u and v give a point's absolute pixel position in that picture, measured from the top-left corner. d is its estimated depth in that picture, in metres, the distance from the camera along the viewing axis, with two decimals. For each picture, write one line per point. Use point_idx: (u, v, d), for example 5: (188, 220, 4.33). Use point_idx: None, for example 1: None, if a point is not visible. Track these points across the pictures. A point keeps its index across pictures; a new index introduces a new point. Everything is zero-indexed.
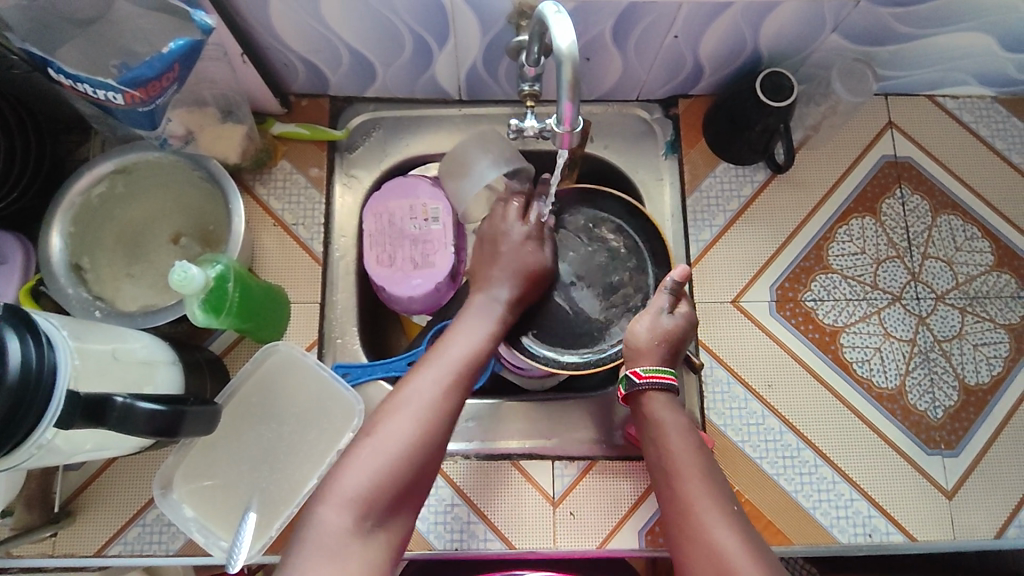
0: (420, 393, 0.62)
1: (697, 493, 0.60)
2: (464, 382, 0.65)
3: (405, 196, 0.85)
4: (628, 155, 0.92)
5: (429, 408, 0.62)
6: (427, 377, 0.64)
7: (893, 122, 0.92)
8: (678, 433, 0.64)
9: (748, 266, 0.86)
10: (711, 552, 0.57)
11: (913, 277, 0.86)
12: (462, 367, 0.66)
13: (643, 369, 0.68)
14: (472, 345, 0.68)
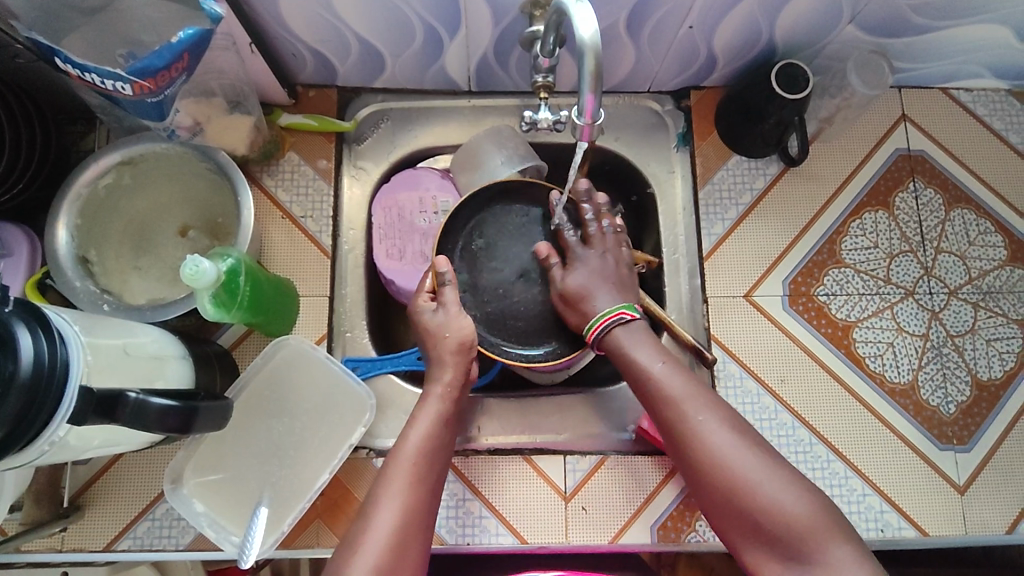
0: (388, 503, 0.61)
1: (685, 400, 0.62)
2: (428, 483, 0.64)
3: (415, 189, 0.84)
4: (639, 148, 0.92)
5: (401, 516, 0.60)
6: (392, 483, 0.63)
7: (907, 115, 0.91)
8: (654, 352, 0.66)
9: (761, 260, 0.86)
10: (719, 458, 0.59)
11: (926, 272, 0.86)
12: (423, 470, 0.64)
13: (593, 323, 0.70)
14: (428, 443, 0.66)
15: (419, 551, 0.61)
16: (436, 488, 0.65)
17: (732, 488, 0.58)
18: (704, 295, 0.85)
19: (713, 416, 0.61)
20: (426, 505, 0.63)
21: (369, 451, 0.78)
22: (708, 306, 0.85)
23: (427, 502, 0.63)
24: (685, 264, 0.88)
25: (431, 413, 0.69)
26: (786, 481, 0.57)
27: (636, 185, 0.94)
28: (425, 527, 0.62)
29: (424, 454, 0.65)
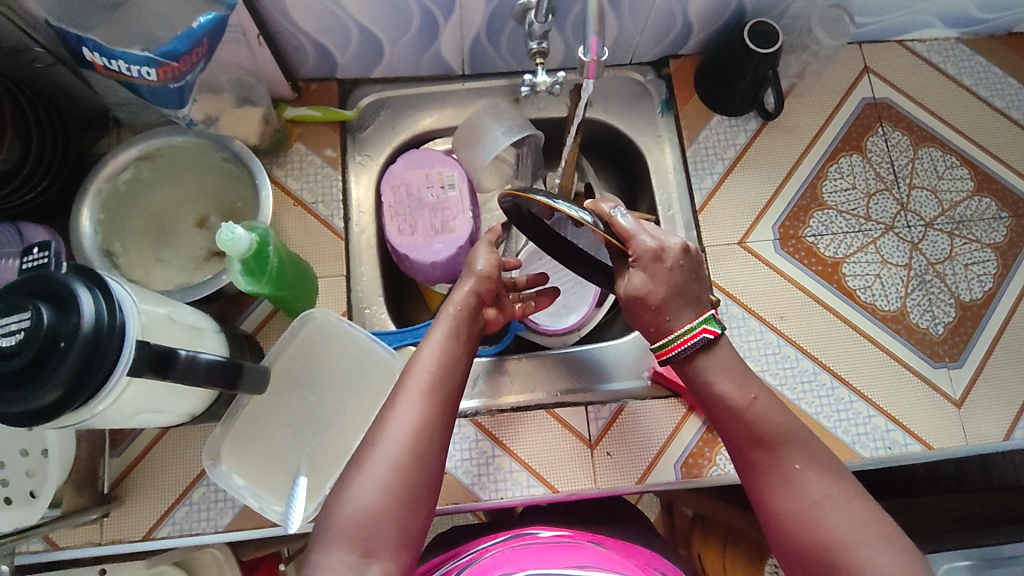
0: (395, 435, 0.58)
1: (758, 449, 0.61)
2: (439, 414, 0.60)
3: (420, 167, 0.88)
4: (626, 117, 0.98)
5: (408, 444, 0.57)
6: (398, 416, 0.59)
7: (869, 67, 0.99)
8: (740, 402, 0.63)
9: (750, 209, 0.92)
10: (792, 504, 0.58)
11: (902, 208, 0.92)
12: (436, 396, 0.60)
13: (672, 337, 0.65)
14: (439, 372, 0.62)
15: (435, 467, 0.58)
16: (450, 415, 0.61)
17: (819, 551, 0.55)
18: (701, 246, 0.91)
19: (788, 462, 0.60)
20: (437, 435, 0.59)
21: None
22: (706, 255, 0.90)
23: (440, 430, 0.59)
24: (680, 219, 0.93)
25: (438, 339, 0.65)
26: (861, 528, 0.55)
27: (627, 154, 1.00)
28: (437, 455, 0.58)
29: (434, 384, 0.61)
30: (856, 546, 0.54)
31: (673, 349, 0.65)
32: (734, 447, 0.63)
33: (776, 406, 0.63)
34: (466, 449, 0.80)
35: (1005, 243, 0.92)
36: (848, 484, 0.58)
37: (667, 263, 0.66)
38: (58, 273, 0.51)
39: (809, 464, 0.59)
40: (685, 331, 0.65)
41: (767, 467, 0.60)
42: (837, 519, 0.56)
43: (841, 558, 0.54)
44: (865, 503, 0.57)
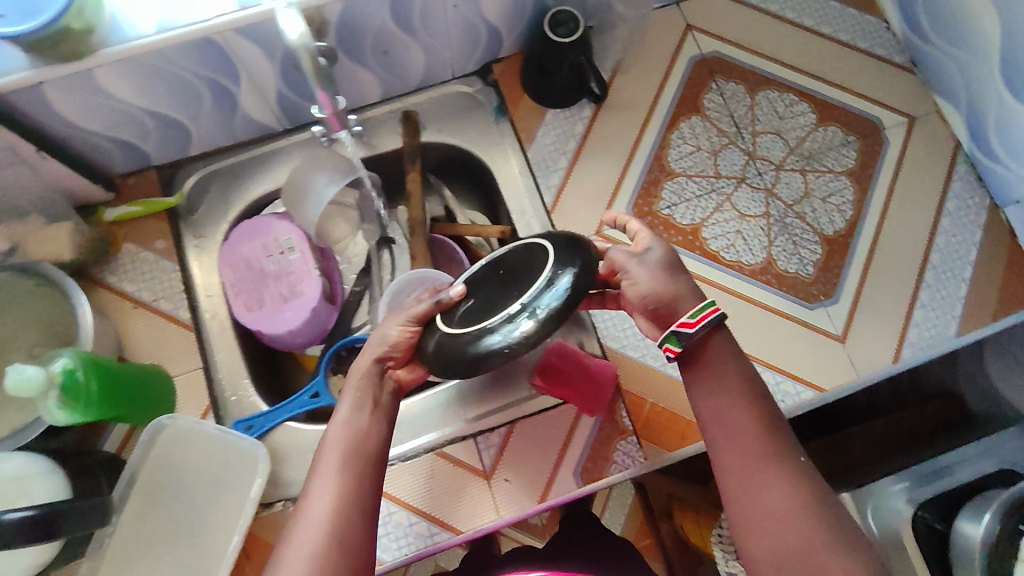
0: (305, 531, 0.53)
1: (751, 452, 0.56)
2: (358, 505, 0.55)
3: (255, 238, 0.84)
4: (461, 132, 0.94)
5: (320, 540, 0.52)
6: (310, 513, 0.54)
7: (691, 25, 0.97)
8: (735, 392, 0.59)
9: (600, 196, 0.90)
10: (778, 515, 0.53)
11: (750, 157, 0.91)
12: (353, 474, 0.57)
13: (690, 315, 0.60)
14: (353, 453, 0.58)
15: (361, 547, 0.54)
16: (375, 492, 0.57)
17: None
18: None
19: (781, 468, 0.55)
20: (354, 529, 0.54)
21: (284, 502, 0.79)
22: None
23: (356, 521, 0.54)
24: (535, 222, 0.90)
25: (346, 414, 0.61)
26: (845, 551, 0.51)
27: (475, 170, 0.96)
28: (359, 548, 0.53)
29: (347, 463, 0.57)
30: (828, 551, 0.50)
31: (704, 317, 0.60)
32: (714, 448, 0.58)
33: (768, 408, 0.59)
34: None
35: (857, 167, 0.91)
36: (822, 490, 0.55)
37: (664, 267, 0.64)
38: None
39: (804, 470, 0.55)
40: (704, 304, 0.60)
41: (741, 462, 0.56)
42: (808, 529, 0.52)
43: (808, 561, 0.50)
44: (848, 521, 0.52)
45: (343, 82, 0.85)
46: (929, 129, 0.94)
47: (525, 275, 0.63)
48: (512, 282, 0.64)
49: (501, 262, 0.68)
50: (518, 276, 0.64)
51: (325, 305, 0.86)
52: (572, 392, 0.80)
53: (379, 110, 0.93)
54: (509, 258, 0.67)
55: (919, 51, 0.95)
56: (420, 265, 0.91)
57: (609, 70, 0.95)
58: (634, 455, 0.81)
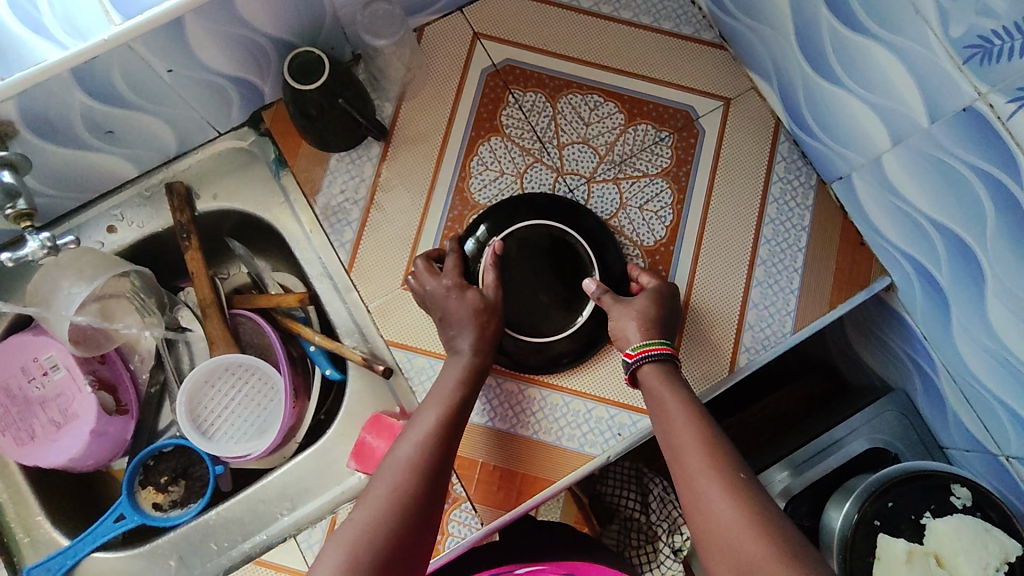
0: (372, 499, 0.60)
1: (698, 462, 0.63)
2: (427, 486, 0.62)
3: (11, 363, 0.76)
4: (243, 193, 0.85)
5: (386, 513, 0.59)
6: (375, 489, 0.61)
7: (478, 32, 0.88)
8: (682, 416, 0.67)
9: (402, 243, 0.82)
10: (714, 517, 0.59)
11: (559, 173, 0.84)
12: (434, 446, 0.65)
13: (633, 348, 0.73)
14: (439, 432, 0.66)
15: (416, 518, 0.60)
16: (443, 470, 0.64)
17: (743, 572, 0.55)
18: (365, 304, 0.81)
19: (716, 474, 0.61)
20: (413, 514, 0.60)
21: None
22: (373, 313, 0.81)
23: (417, 505, 0.60)
24: (337, 283, 0.83)
25: (442, 396, 0.70)
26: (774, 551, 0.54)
27: (270, 233, 0.87)
28: (413, 529, 0.59)
29: (430, 439, 0.66)
30: (755, 548, 0.55)
31: (648, 351, 0.72)
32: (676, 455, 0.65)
33: (715, 426, 0.66)
34: None
35: (673, 165, 0.85)
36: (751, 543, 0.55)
37: (631, 320, 0.74)
38: None
39: (752, 478, 0.61)
40: (647, 341, 0.73)
41: (689, 473, 0.63)
42: (756, 540, 0.55)
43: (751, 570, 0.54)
44: (774, 523, 0.56)
45: (81, 170, 0.76)
46: (747, 109, 0.88)
47: (577, 275, 0.80)
48: (537, 286, 0.79)
49: (542, 238, 0.80)
50: (564, 267, 0.80)
51: (111, 421, 0.78)
52: None
53: (144, 183, 0.84)
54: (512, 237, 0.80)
55: (725, 25, 0.88)
56: (221, 351, 0.82)
57: (392, 99, 0.86)
58: (469, 522, 0.76)
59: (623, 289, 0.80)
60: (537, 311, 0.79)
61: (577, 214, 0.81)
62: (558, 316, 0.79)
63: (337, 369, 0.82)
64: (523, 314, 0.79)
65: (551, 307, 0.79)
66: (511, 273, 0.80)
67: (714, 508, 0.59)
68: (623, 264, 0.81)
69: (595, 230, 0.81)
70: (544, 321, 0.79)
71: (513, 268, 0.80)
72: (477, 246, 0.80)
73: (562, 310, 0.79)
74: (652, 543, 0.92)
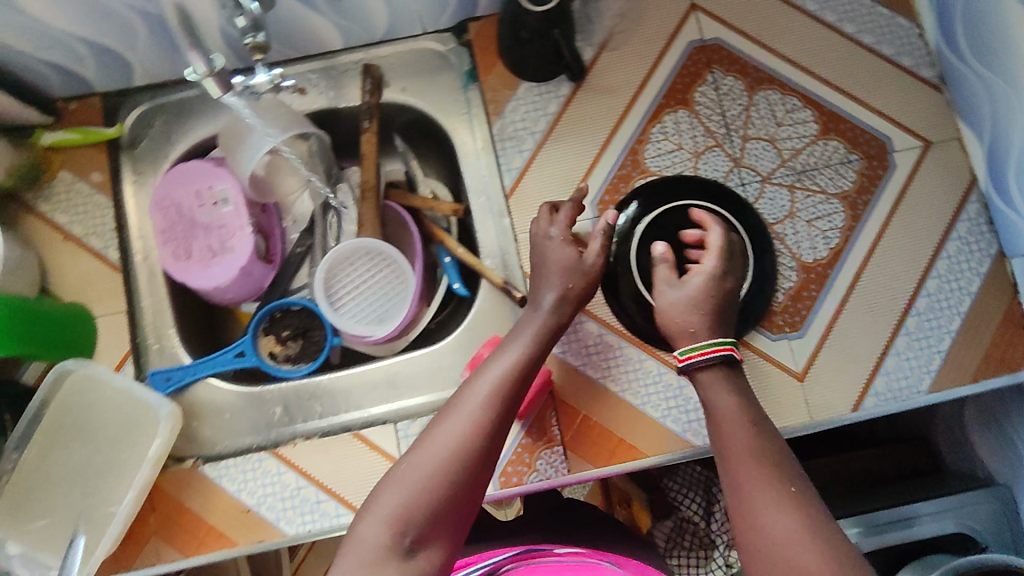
0: (437, 438, 0.58)
1: (744, 467, 0.58)
2: (496, 437, 0.60)
3: (189, 184, 0.80)
4: (427, 95, 0.87)
5: (447, 457, 0.57)
6: (444, 426, 0.59)
7: (695, 5, 0.86)
8: (738, 419, 0.62)
9: (565, 184, 0.82)
10: (768, 530, 0.53)
11: (736, 164, 0.82)
12: (507, 392, 0.62)
13: (683, 351, 0.67)
14: (512, 376, 0.63)
15: (483, 467, 0.58)
16: (512, 418, 0.62)
17: None
18: (514, 233, 0.82)
19: (765, 484, 0.56)
20: (480, 458, 0.58)
21: (196, 458, 0.77)
22: (520, 244, 0.82)
23: (484, 455, 0.58)
24: (491, 205, 0.84)
25: (519, 341, 0.67)
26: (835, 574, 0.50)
27: (440, 137, 0.89)
28: (478, 476, 0.57)
29: (504, 380, 0.62)
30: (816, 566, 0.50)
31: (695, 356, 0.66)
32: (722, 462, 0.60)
33: (776, 437, 0.61)
34: (270, 485, 0.75)
35: (854, 190, 0.82)
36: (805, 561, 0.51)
37: None
38: None
39: (802, 492, 0.55)
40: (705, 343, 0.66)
41: (738, 480, 0.58)
42: (811, 556, 0.51)
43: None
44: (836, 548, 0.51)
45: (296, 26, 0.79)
46: (945, 158, 0.84)
47: (729, 266, 0.79)
48: (686, 265, 0.79)
49: (707, 220, 0.80)
50: None
51: (258, 265, 0.82)
52: None
53: (341, 58, 0.87)
54: (678, 211, 0.80)
55: (950, 67, 0.84)
56: (367, 234, 0.86)
57: (595, 45, 0.85)
58: (558, 466, 0.76)
59: (762, 310, 0.78)
60: (678, 288, 0.78)
61: (744, 209, 0.80)
62: None
63: (466, 287, 0.87)
64: (664, 287, 0.79)
65: None
66: (666, 243, 0.79)
67: (761, 521, 0.54)
68: (774, 271, 0.79)
69: (759, 229, 0.80)
70: None
71: (671, 239, 0.79)
72: (642, 209, 0.80)
73: None
74: (706, 550, 0.93)
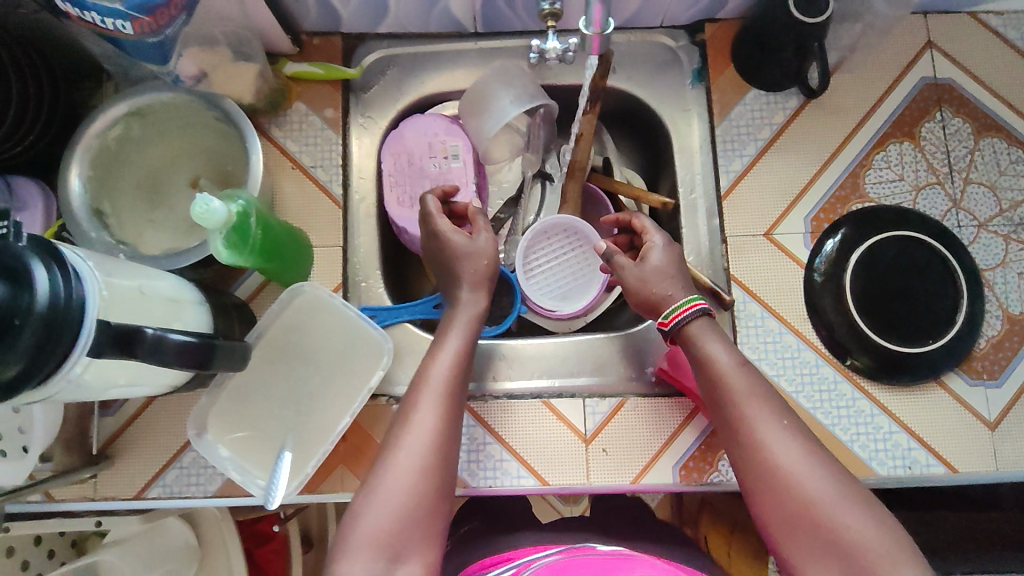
0: (406, 446, 0.59)
1: (755, 415, 0.60)
2: (445, 459, 0.60)
3: (422, 134, 0.83)
4: (650, 87, 0.88)
5: (417, 469, 0.58)
6: (412, 431, 0.60)
7: (932, 42, 0.86)
8: (728, 363, 0.64)
9: (782, 196, 0.83)
10: (794, 480, 0.56)
11: (954, 205, 0.83)
12: (448, 397, 0.63)
13: (667, 316, 0.69)
14: (442, 384, 0.64)
15: (446, 480, 0.59)
16: (459, 422, 0.63)
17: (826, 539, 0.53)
18: (722, 235, 0.83)
19: (781, 429, 0.59)
20: (443, 470, 0.59)
21: (389, 397, 0.79)
22: (728, 247, 0.83)
23: (443, 467, 0.59)
24: (702, 204, 0.85)
25: (454, 344, 0.68)
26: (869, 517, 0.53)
27: (652, 129, 0.90)
28: (445, 485, 0.59)
29: (444, 384, 0.64)
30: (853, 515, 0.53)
31: (678, 317, 0.68)
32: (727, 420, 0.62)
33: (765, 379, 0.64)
34: None
35: None
36: (811, 484, 0.55)
37: None
38: (16, 245, 0.50)
39: (796, 424, 0.60)
40: (677, 305, 0.69)
41: (742, 421, 0.60)
42: (819, 478, 0.55)
43: (817, 513, 0.54)
44: (860, 492, 0.55)
45: None
46: None
47: (940, 304, 0.79)
48: (898, 296, 0.79)
49: (922, 255, 0.80)
50: (931, 290, 0.80)
51: None
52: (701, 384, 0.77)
53: None
54: (897, 241, 0.80)
55: None
56: (569, 211, 0.88)
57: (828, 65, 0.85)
58: None
59: (966, 350, 0.79)
60: (889, 317, 0.79)
61: (960, 252, 0.81)
62: (909, 333, 0.79)
63: None
64: (874, 313, 0.79)
65: (903, 319, 0.79)
66: (881, 270, 0.80)
67: (781, 465, 0.57)
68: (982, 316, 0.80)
69: (974, 274, 0.80)
70: (891, 329, 0.79)
71: (887, 267, 0.80)
72: (852, 231, 0.81)
73: (912, 326, 0.79)
74: None
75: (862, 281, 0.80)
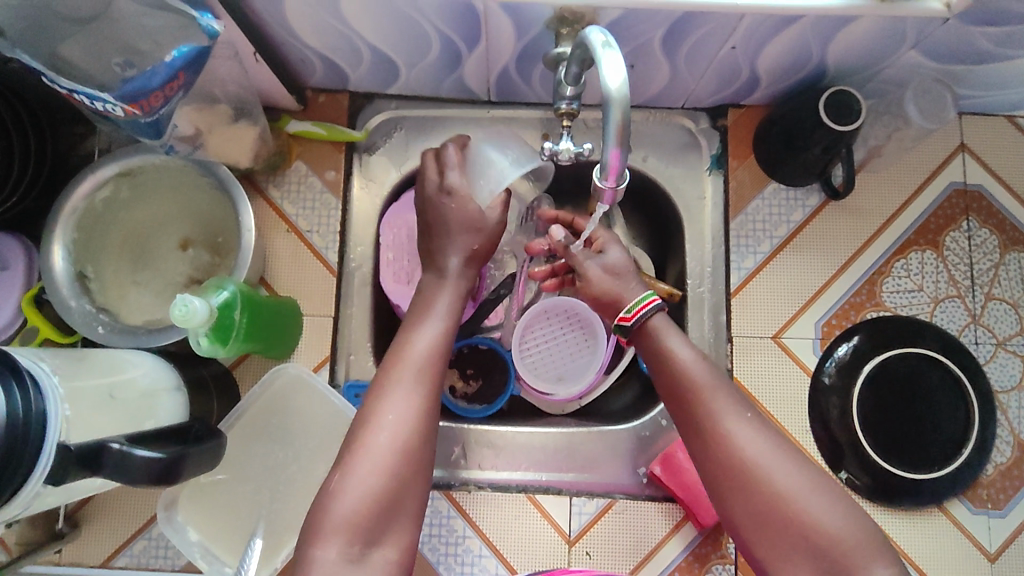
0: (381, 426, 0.56)
1: (720, 410, 0.57)
2: (424, 438, 0.56)
3: None
4: (665, 169, 0.84)
5: (395, 448, 0.55)
6: (386, 411, 0.56)
7: (965, 145, 0.82)
8: (690, 356, 0.60)
9: (794, 299, 0.80)
10: (767, 474, 0.53)
11: (973, 321, 0.79)
12: (427, 376, 0.60)
13: (627, 312, 0.65)
14: (422, 364, 0.61)
15: (425, 460, 0.56)
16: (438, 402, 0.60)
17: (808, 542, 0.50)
18: (728, 333, 0.80)
19: (748, 423, 0.56)
20: (422, 448, 0.56)
21: None
22: (733, 347, 0.80)
23: (420, 448, 0.56)
24: (708, 300, 0.82)
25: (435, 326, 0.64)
26: (846, 518, 0.51)
27: (664, 212, 0.87)
28: (424, 465, 0.56)
29: (421, 364, 0.60)
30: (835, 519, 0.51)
31: (639, 312, 0.64)
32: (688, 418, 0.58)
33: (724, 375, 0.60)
34: (436, 526, 0.76)
35: None
36: (781, 478, 0.53)
37: None
38: None
39: (760, 416, 0.57)
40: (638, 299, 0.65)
41: (707, 414, 0.57)
42: (788, 472, 0.53)
43: (787, 509, 0.52)
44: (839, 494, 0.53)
45: None
46: None
47: (950, 427, 0.76)
48: (907, 416, 0.76)
49: (936, 374, 0.77)
50: (942, 411, 0.76)
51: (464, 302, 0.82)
52: (690, 495, 0.75)
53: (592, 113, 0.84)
54: (910, 357, 0.77)
55: None
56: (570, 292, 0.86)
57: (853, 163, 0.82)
58: None
59: (973, 478, 0.76)
60: (896, 438, 0.76)
61: (976, 373, 0.77)
62: (915, 456, 0.76)
63: None
64: (881, 432, 0.76)
65: (909, 441, 0.76)
66: (890, 387, 0.77)
67: (761, 475, 0.53)
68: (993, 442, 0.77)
69: (988, 398, 0.77)
70: (897, 449, 0.76)
71: (897, 384, 0.77)
72: (865, 341, 0.78)
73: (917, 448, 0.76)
74: None
75: (871, 398, 0.76)
